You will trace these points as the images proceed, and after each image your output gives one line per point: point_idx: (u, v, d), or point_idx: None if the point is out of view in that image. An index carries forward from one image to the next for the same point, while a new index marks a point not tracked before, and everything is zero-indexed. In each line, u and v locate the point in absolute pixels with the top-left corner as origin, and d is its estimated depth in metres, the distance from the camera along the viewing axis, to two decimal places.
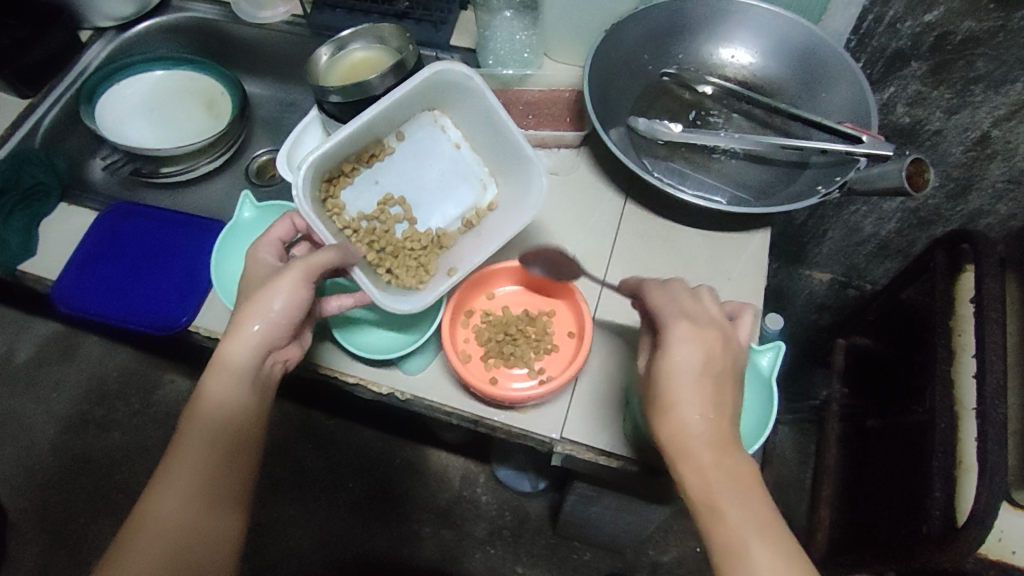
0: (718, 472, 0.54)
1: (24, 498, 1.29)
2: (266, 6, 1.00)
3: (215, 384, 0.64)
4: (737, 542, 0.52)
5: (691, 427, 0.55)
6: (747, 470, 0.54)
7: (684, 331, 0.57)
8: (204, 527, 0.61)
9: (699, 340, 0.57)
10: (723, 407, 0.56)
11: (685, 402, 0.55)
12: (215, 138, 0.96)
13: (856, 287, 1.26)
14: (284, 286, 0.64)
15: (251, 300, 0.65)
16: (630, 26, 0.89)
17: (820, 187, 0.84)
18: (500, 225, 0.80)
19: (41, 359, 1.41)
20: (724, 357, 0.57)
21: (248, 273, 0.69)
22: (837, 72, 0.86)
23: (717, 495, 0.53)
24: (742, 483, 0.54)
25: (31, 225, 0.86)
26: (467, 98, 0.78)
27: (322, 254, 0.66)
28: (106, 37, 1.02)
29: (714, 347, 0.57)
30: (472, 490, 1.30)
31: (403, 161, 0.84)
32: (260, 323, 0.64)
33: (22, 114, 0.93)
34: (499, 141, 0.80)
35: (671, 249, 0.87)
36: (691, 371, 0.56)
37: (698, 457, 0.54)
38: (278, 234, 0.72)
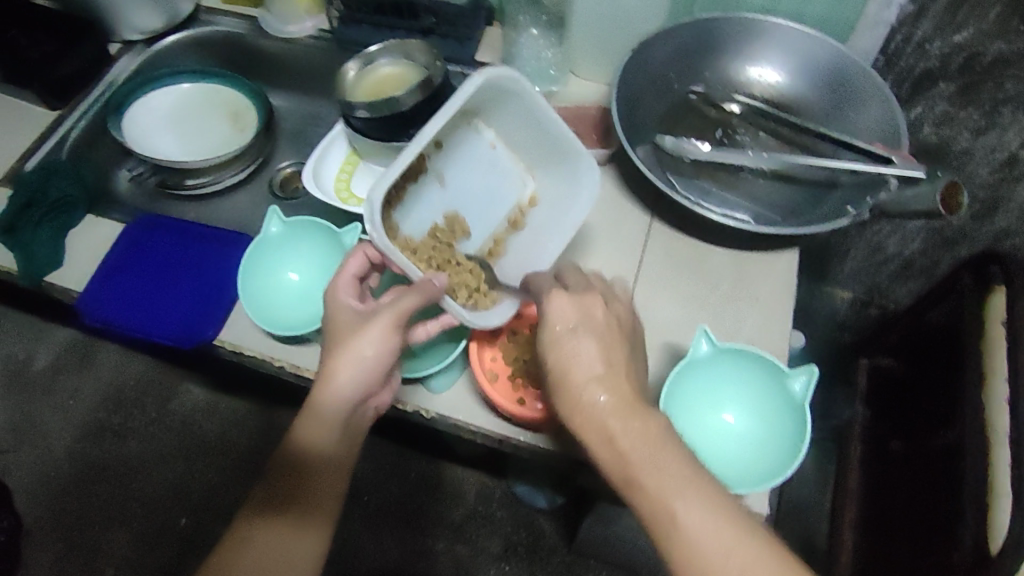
0: (629, 434, 0.56)
1: (38, 505, 1.29)
2: (293, 22, 1.01)
3: (314, 422, 0.68)
4: (661, 504, 0.53)
5: (590, 393, 0.58)
6: (662, 435, 0.56)
7: (560, 299, 0.62)
8: (294, 552, 0.67)
9: (579, 304, 0.62)
10: (615, 361, 0.60)
11: (584, 367, 0.59)
12: (241, 151, 0.96)
13: (878, 306, 1.23)
14: (376, 334, 0.66)
15: (344, 345, 0.67)
16: (658, 45, 0.89)
17: (850, 208, 0.83)
18: (553, 225, 0.79)
19: (58, 366, 1.42)
20: (611, 317, 0.63)
21: (331, 317, 0.69)
22: (867, 93, 0.86)
23: (632, 459, 0.55)
24: (657, 449, 0.55)
25: (59, 236, 0.86)
26: (513, 101, 0.73)
27: (411, 301, 0.66)
28: (135, 50, 1.02)
29: (596, 311, 0.62)
30: (488, 505, 1.29)
31: (444, 170, 0.80)
32: (354, 369, 0.66)
33: (50, 126, 0.94)
34: (543, 140, 0.77)
35: (699, 268, 0.86)
36: (575, 330, 0.61)
37: (609, 426, 0.57)
38: (353, 270, 0.72)
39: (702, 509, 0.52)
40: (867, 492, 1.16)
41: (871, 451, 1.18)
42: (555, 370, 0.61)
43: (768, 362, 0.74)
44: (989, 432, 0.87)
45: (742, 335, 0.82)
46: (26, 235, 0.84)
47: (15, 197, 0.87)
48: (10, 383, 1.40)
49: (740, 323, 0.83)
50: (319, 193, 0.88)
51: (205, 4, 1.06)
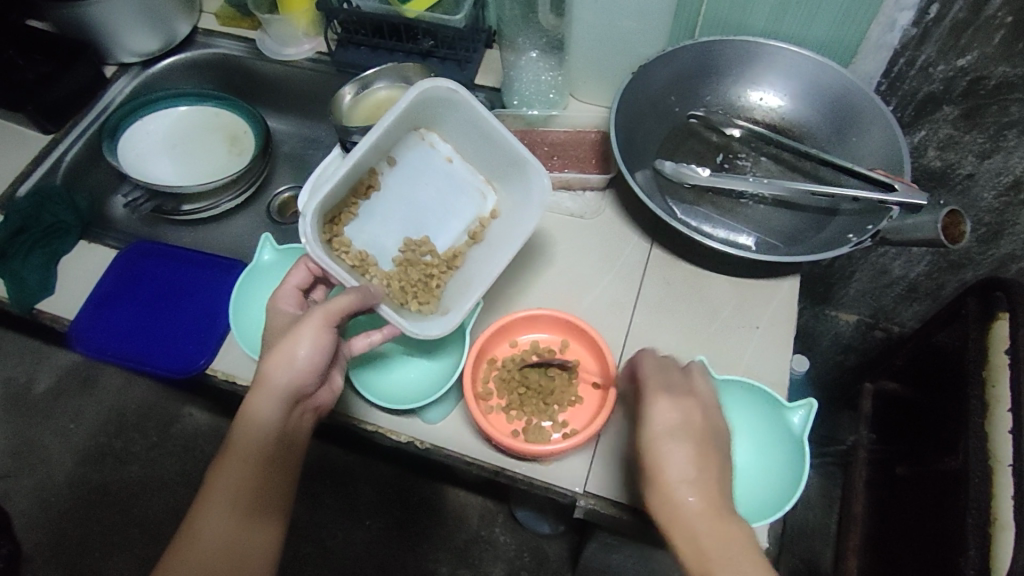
0: (718, 548, 0.54)
1: (38, 530, 1.28)
2: (291, 43, 1.01)
3: (251, 413, 0.64)
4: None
5: (678, 496, 0.56)
6: (746, 546, 0.54)
7: (659, 402, 0.59)
8: (249, 541, 0.63)
9: (678, 405, 0.59)
10: (705, 461, 0.57)
11: (671, 471, 0.56)
12: (237, 175, 0.96)
13: (883, 328, 1.23)
14: (306, 333, 0.64)
15: (277, 347, 0.65)
16: (658, 69, 0.88)
17: (852, 236, 0.82)
18: (508, 234, 0.78)
19: (59, 390, 1.41)
20: (705, 426, 0.59)
21: (269, 325, 0.70)
22: (869, 117, 0.85)
23: (720, 571, 0.53)
24: (744, 563, 0.53)
25: (50, 263, 0.85)
26: (458, 112, 0.76)
27: (342, 298, 0.65)
28: (131, 73, 1.02)
29: (693, 412, 0.59)
30: (490, 530, 1.28)
31: (400, 184, 0.81)
32: (287, 369, 0.64)
33: (44, 150, 0.94)
34: (493, 149, 0.78)
35: (698, 296, 0.85)
36: (668, 433, 0.58)
37: (696, 532, 0.54)
38: (296, 282, 0.72)
39: None
40: (873, 518, 1.15)
41: (877, 476, 1.17)
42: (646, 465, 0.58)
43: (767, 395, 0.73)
44: (991, 461, 0.86)
45: (743, 365, 0.81)
46: (18, 263, 0.84)
47: (8, 224, 0.86)
48: (10, 407, 1.39)
49: (742, 353, 0.81)
50: None
51: (202, 26, 1.05)
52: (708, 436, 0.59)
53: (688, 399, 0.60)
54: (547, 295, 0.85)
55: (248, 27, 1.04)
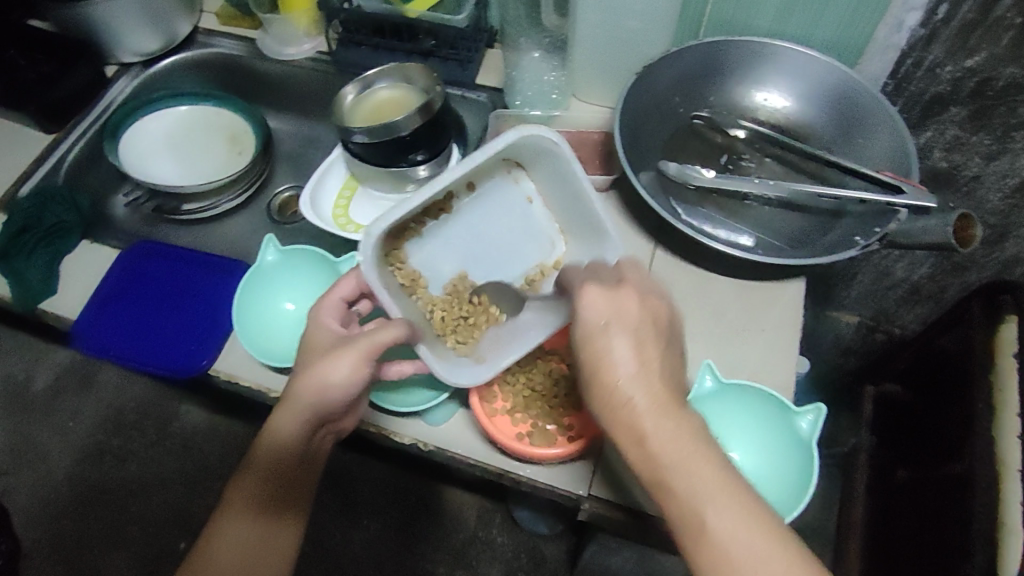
0: (670, 451, 0.51)
1: (36, 528, 1.28)
2: (292, 43, 1.00)
3: (279, 426, 0.65)
4: (694, 515, 0.51)
5: (622, 393, 0.53)
6: (701, 443, 0.52)
7: (591, 293, 0.55)
8: (268, 542, 0.66)
9: (612, 298, 0.55)
10: (651, 359, 0.54)
11: (617, 369, 0.53)
12: (237, 175, 0.95)
13: (885, 330, 1.21)
14: (346, 361, 0.63)
15: (311, 369, 0.64)
16: (661, 69, 0.87)
17: (859, 239, 0.81)
18: (554, 297, 0.72)
19: (57, 387, 1.41)
20: (648, 313, 0.55)
21: (310, 337, 0.68)
22: (875, 119, 0.84)
23: (672, 473, 0.51)
24: (696, 460, 0.52)
25: (54, 262, 0.85)
26: (555, 164, 0.70)
27: (386, 334, 0.63)
28: (132, 72, 1.01)
29: (628, 304, 0.55)
30: (488, 530, 1.28)
31: (474, 215, 0.79)
32: (317, 395, 0.63)
33: (45, 149, 0.93)
34: (578, 207, 0.72)
35: (702, 298, 0.84)
36: (605, 327, 0.54)
37: (646, 439, 0.52)
38: (341, 293, 0.70)
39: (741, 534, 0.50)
40: (874, 520, 1.14)
41: (879, 478, 1.16)
42: (586, 369, 0.55)
43: (775, 399, 0.73)
44: (999, 466, 0.85)
45: (747, 369, 0.80)
46: (20, 262, 0.83)
47: (10, 224, 0.86)
48: (9, 405, 1.39)
49: (744, 355, 0.81)
50: (316, 218, 0.86)
51: (203, 25, 1.05)
52: (652, 324, 0.55)
53: (633, 292, 0.55)
54: None
55: (249, 26, 1.04)
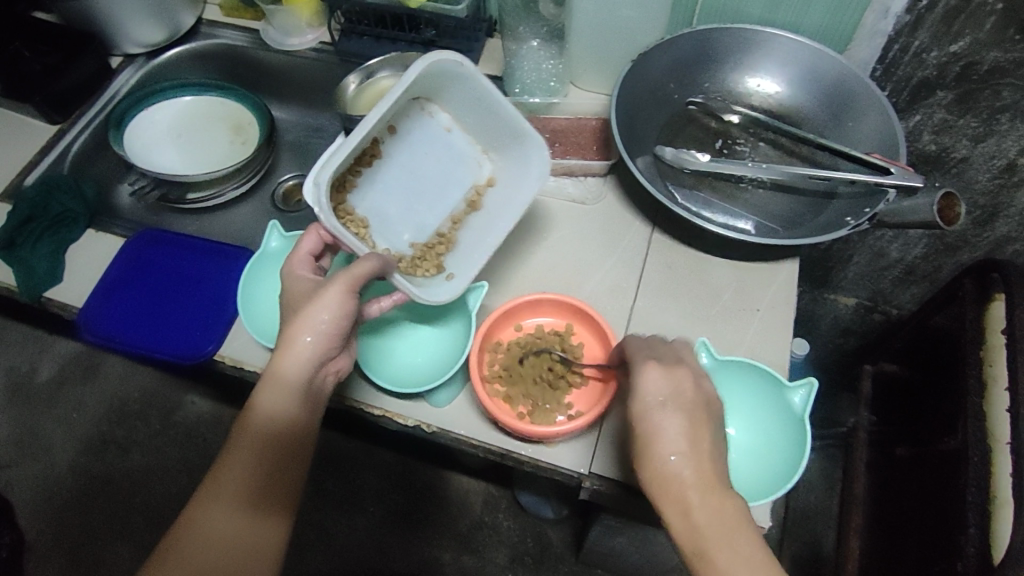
0: (710, 521, 0.56)
1: (42, 518, 1.29)
2: (295, 33, 1.02)
3: (271, 390, 0.66)
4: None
5: (670, 468, 0.58)
6: (739, 518, 0.56)
7: (653, 372, 0.61)
8: (256, 532, 0.64)
9: (669, 378, 0.61)
10: (697, 437, 0.59)
11: (664, 441, 0.58)
12: (243, 163, 0.97)
13: (881, 312, 1.23)
14: (329, 297, 0.66)
15: (300, 313, 0.66)
16: (657, 56, 0.89)
17: (849, 219, 0.83)
18: (511, 204, 0.81)
19: (62, 378, 1.42)
20: (696, 396, 0.61)
21: (288, 289, 0.70)
22: (864, 103, 0.87)
23: (714, 548, 0.55)
24: (734, 534, 0.56)
25: (59, 250, 0.86)
26: (461, 83, 0.77)
27: (366, 265, 0.67)
28: (137, 64, 1.03)
29: (685, 383, 0.61)
30: (494, 515, 1.30)
31: (403, 153, 0.84)
32: (311, 335, 0.65)
33: (51, 140, 0.95)
34: (492, 121, 0.80)
35: (698, 280, 0.86)
36: (659, 406, 0.60)
37: (678, 501, 0.57)
38: (308, 249, 0.74)
39: None
40: (872, 499, 1.17)
41: (876, 460, 1.19)
42: (639, 438, 0.60)
43: (768, 375, 0.74)
44: (989, 440, 0.88)
45: (744, 347, 0.82)
46: (26, 250, 0.85)
47: (17, 213, 0.87)
48: (14, 397, 1.40)
49: (742, 334, 0.83)
50: None
51: (206, 16, 1.06)
52: (701, 414, 0.60)
53: (681, 374, 0.61)
54: (548, 280, 0.87)
55: (252, 17, 1.06)
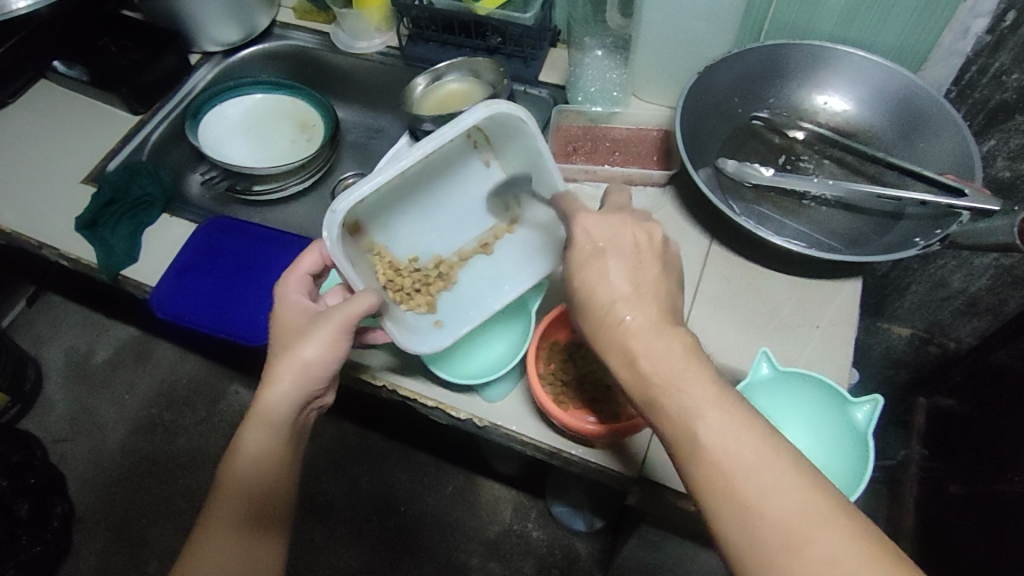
0: (657, 365, 0.51)
1: (90, 494, 1.33)
2: (364, 37, 1.05)
3: (259, 420, 0.64)
4: (684, 428, 0.49)
5: (614, 311, 0.54)
6: (702, 368, 0.50)
7: (587, 220, 0.58)
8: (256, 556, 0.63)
9: (605, 225, 0.57)
10: (648, 274, 0.55)
11: (608, 284, 0.55)
12: (307, 160, 0.99)
13: (937, 345, 1.13)
14: (322, 335, 0.64)
15: (290, 348, 0.64)
16: (723, 69, 0.89)
17: (918, 239, 0.81)
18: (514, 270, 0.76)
19: (117, 361, 1.47)
20: (636, 241, 0.57)
21: (284, 314, 0.69)
22: (937, 123, 0.84)
23: (663, 387, 0.50)
24: (686, 370, 0.50)
25: (136, 232, 0.90)
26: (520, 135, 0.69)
27: (361, 304, 0.64)
28: (213, 61, 1.08)
29: (623, 233, 0.57)
30: (524, 524, 1.28)
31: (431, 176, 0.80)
32: (296, 373, 0.64)
33: (133, 128, 1.00)
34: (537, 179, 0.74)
35: (756, 294, 0.84)
36: (602, 254, 0.56)
37: (631, 343, 0.53)
38: (306, 267, 0.72)
39: (734, 441, 0.46)
40: (923, 537, 1.12)
41: (929, 495, 1.13)
42: (579, 287, 0.57)
43: (829, 387, 0.71)
44: None
45: (802, 361, 0.79)
46: (106, 231, 0.88)
47: (98, 195, 0.91)
48: (71, 375, 1.46)
49: (801, 348, 0.80)
50: None
51: (280, 19, 1.11)
52: (657, 256, 0.57)
53: (626, 219, 0.58)
54: None
55: (323, 21, 1.10)
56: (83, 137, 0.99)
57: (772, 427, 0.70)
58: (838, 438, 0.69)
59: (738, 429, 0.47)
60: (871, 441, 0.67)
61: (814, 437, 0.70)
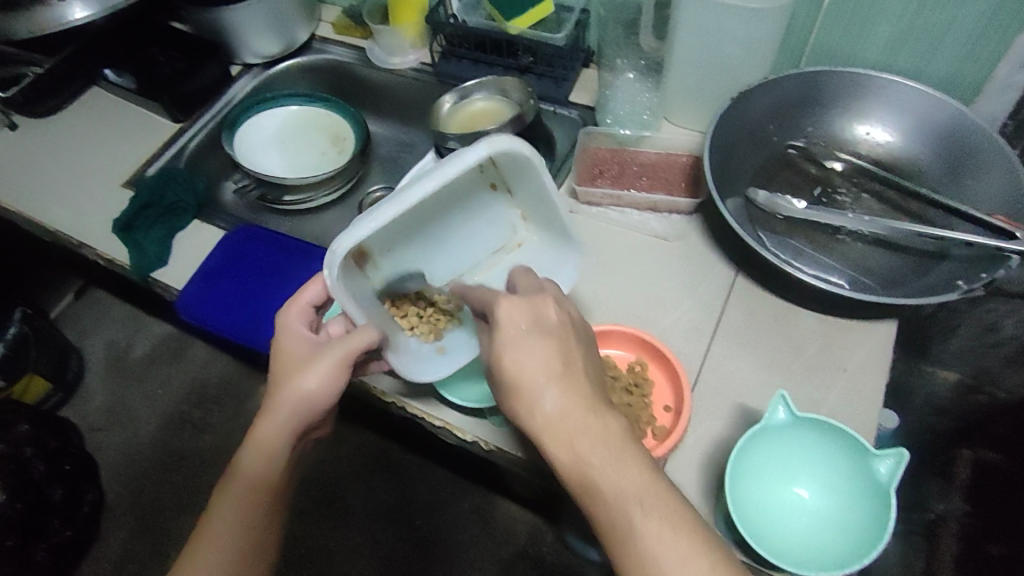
0: (601, 458, 0.51)
1: (120, 484, 1.37)
2: (398, 53, 1.06)
3: (257, 450, 0.64)
4: (621, 516, 0.49)
5: (539, 398, 0.52)
6: (635, 468, 0.51)
7: (509, 302, 0.56)
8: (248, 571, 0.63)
9: (528, 303, 0.56)
10: (567, 356, 0.54)
11: (532, 371, 0.53)
12: (335, 172, 1.01)
13: (987, 393, 1.01)
14: (320, 370, 0.64)
15: (287, 380, 0.65)
16: (759, 96, 0.86)
17: (961, 283, 0.75)
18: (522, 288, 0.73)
19: (153, 356, 1.52)
20: (562, 321, 0.56)
21: (282, 344, 0.69)
22: (987, 160, 0.79)
23: (602, 483, 0.50)
24: (622, 467, 0.50)
25: (167, 238, 0.92)
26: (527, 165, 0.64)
27: (362, 339, 0.64)
28: (253, 73, 1.11)
29: (546, 309, 0.56)
30: (538, 547, 1.26)
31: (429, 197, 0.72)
32: (292, 405, 0.64)
33: (173, 135, 1.03)
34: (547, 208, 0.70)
35: (782, 331, 0.80)
36: (527, 336, 0.54)
37: (564, 433, 0.51)
38: (309, 298, 0.71)
39: (666, 542, 0.49)
40: None
41: None
42: (505, 377, 0.54)
43: (850, 437, 0.66)
44: None
45: (825, 407, 0.74)
46: (139, 234, 0.91)
47: (134, 199, 0.94)
48: (110, 367, 1.51)
49: (825, 392, 0.75)
50: None
51: (320, 33, 1.13)
52: (567, 339, 0.55)
53: (543, 303, 0.56)
54: (626, 312, 0.83)
55: (360, 36, 1.11)
56: (127, 142, 1.03)
57: (784, 480, 0.68)
58: (858, 493, 0.66)
59: (668, 527, 0.49)
60: (894, 497, 0.62)
61: (829, 487, 0.67)
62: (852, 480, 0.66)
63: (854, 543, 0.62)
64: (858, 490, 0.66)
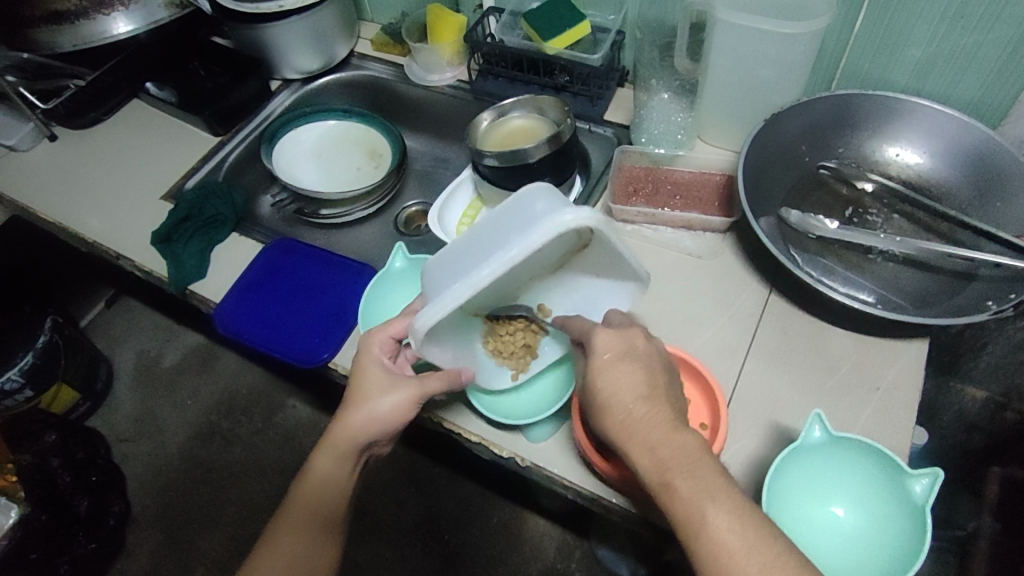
0: (676, 455, 0.54)
1: (147, 495, 1.39)
2: (436, 70, 1.09)
3: (330, 455, 0.67)
4: (695, 516, 0.51)
5: (626, 412, 0.56)
6: (712, 472, 0.53)
7: (605, 332, 0.60)
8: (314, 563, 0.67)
9: (621, 335, 0.60)
10: (653, 381, 0.58)
11: (622, 392, 0.57)
12: (371, 187, 1.03)
13: (1018, 411, 1.01)
14: (397, 397, 0.67)
15: (365, 398, 0.67)
16: (791, 118, 0.88)
17: (990, 303, 0.77)
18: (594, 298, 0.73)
19: (183, 367, 1.55)
20: (651, 355, 0.60)
21: (361, 365, 0.69)
22: (1016, 181, 0.81)
23: (677, 475, 0.53)
24: (697, 467, 0.53)
25: (205, 250, 0.94)
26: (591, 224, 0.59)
27: (436, 382, 0.68)
28: (292, 88, 1.13)
29: (637, 340, 0.60)
30: (566, 563, 1.26)
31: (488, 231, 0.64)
32: (366, 421, 0.67)
33: (212, 149, 1.06)
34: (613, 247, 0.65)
35: (815, 350, 0.82)
36: (617, 361, 0.58)
37: (642, 438, 0.55)
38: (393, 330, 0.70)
39: (745, 542, 0.49)
40: None
41: None
42: (595, 398, 0.58)
43: (884, 456, 0.68)
44: None
45: (858, 426, 0.76)
46: (178, 247, 0.93)
47: (175, 212, 0.96)
48: (140, 377, 1.54)
49: (860, 412, 0.77)
50: (444, 232, 0.93)
51: (358, 50, 1.16)
52: (653, 367, 0.58)
53: (627, 334, 0.60)
54: (662, 330, 0.85)
55: (399, 53, 1.13)
56: (168, 156, 1.05)
57: (819, 497, 0.68)
58: (893, 510, 0.66)
59: (743, 524, 0.50)
60: (928, 516, 0.64)
61: (865, 505, 0.67)
62: (887, 492, 0.67)
63: (903, 548, 0.64)
64: (893, 510, 0.67)
